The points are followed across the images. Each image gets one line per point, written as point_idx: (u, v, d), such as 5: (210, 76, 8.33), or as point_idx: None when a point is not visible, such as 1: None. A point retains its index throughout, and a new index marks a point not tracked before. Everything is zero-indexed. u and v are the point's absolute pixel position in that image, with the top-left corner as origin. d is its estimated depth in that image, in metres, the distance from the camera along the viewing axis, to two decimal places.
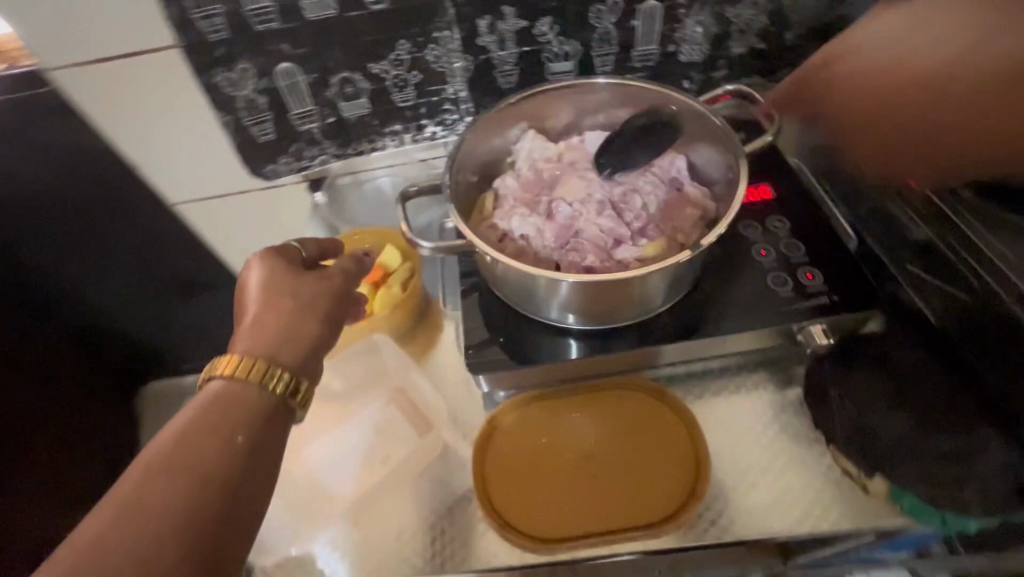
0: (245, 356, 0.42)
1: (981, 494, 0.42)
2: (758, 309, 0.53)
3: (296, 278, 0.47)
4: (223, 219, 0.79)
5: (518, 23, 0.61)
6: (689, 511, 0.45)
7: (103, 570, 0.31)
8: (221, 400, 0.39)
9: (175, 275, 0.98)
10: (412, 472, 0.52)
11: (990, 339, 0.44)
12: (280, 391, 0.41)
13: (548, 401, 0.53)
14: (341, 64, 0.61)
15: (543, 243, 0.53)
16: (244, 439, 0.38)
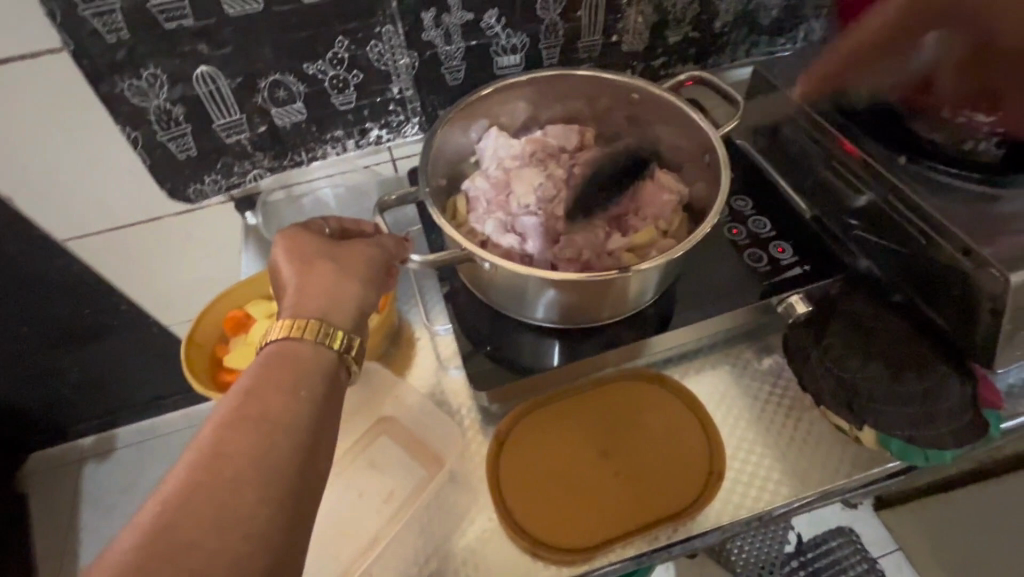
0: (297, 317, 0.40)
1: (954, 427, 0.47)
2: (734, 286, 0.55)
3: (331, 244, 0.44)
4: (130, 250, 0.69)
5: (464, 16, 0.58)
6: (713, 488, 0.46)
7: (190, 517, 0.29)
8: (280, 356, 0.37)
9: (64, 324, 0.82)
10: (416, 504, 0.47)
11: (932, 288, 0.50)
12: (338, 348, 0.39)
13: (554, 404, 0.51)
14: (270, 64, 0.55)
15: (529, 244, 0.51)
16: (308, 393, 0.36)
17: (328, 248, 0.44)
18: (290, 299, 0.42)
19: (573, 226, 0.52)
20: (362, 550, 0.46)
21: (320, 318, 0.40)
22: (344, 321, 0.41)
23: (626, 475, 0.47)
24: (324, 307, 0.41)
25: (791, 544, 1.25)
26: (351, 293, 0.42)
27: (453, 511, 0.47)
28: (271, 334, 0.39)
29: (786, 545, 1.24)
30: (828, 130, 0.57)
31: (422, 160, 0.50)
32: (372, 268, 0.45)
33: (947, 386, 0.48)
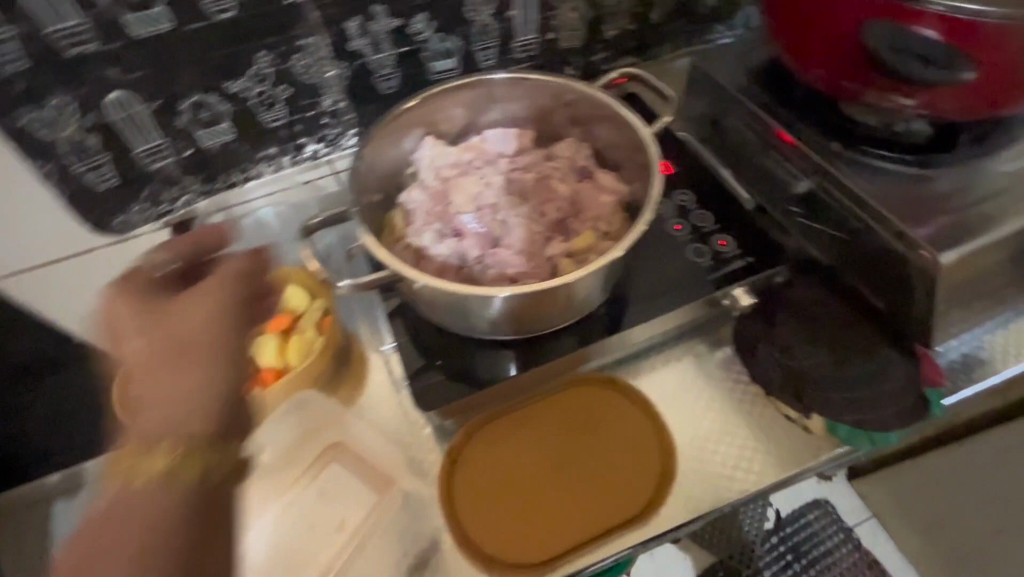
0: (134, 441, 0.40)
1: (899, 413, 0.48)
2: (686, 283, 0.54)
3: (153, 335, 0.43)
4: None
5: (391, 23, 0.58)
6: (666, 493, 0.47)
7: None
8: (121, 490, 0.38)
9: None
10: (371, 530, 0.47)
11: (872, 271, 0.51)
12: (171, 468, 0.39)
13: (509, 413, 0.51)
14: (188, 86, 0.54)
15: (469, 257, 0.51)
16: (143, 536, 0.37)
17: (160, 317, 0.44)
18: (139, 405, 0.42)
19: (514, 234, 0.52)
20: None
21: (152, 435, 0.40)
22: (173, 426, 0.41)
23: (572, 492, 0.47)
24: (156, 416, 0.41)
25: (772, 522, 1.26)
26: (198, 384, 0.42)
27: (412, 528, 0.46)
28: (114, 459, 0.40)
29: (766, 522, 1.26)
30: (764, 120, 0.58)
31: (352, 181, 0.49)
32: (219, 337, 0.44)
33: (890, 369, 0.50)
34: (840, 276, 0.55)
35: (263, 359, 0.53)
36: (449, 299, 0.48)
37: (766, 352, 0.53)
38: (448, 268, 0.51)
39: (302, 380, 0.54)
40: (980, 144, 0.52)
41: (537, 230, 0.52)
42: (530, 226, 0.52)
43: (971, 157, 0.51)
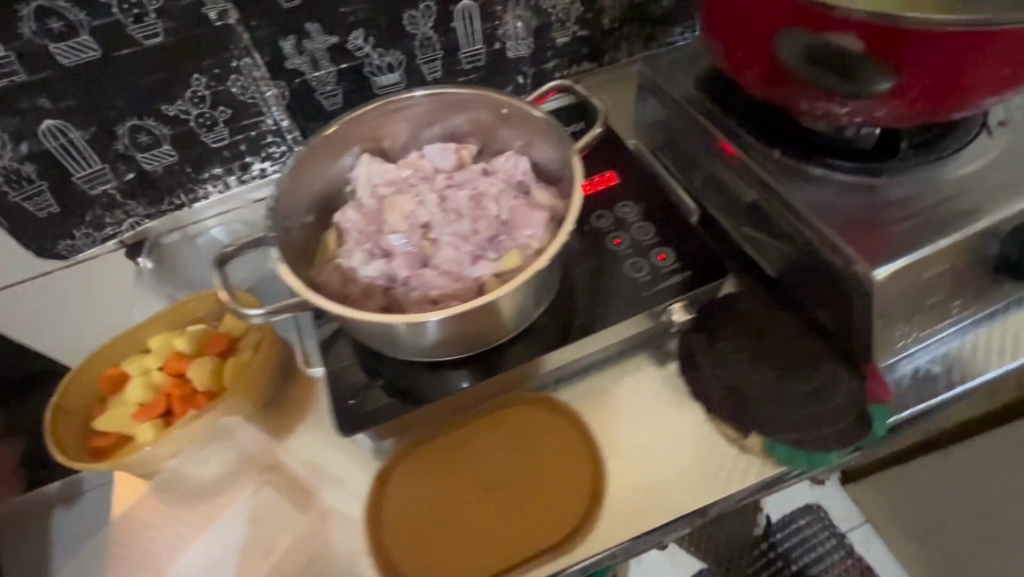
0: None
1: (853, 423, 0.66)
2: (626, 292, 0.72)
3: None
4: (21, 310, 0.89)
5: (326, 40, 0.85)
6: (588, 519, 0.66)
7: None
8: None
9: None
10: (296, 553, 0.70)
11: (810, 278, 0.69)
12: None
13: (470, 425, 0.73)
14: (122, 112, 0.81)
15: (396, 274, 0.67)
16: None
17: None
18: None
19: (486, 247, 0.67)
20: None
21: None
22: None
23: (513, 518, 0.66)
24: None
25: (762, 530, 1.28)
26: None
27: (350, 564, 0.67)
28: None
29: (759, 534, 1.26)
30: (712, 136, 0.76)
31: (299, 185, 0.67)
32: None
33: (845, 384, 0.68)
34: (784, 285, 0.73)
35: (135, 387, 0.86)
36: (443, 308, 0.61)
37: (711, 370, 0.72)
38: (436, 275, 0.66)
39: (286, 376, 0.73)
40: (917, 152, 0.69)
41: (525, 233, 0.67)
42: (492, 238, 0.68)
43: (918, 164, 0.68)
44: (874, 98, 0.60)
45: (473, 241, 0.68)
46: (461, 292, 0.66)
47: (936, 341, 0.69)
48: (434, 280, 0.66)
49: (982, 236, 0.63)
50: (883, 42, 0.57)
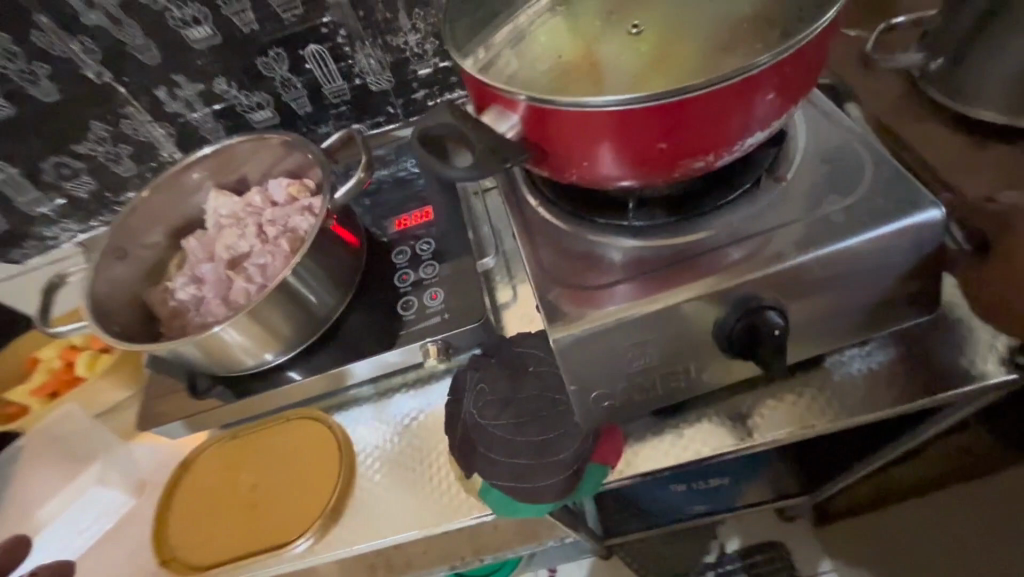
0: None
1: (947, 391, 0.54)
2: (807, 199, 0.52)
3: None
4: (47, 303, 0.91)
5: (404, 44, 0.77)
6: (595, 452, 0.56)
7: None
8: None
9: None
10: (320, 495, 0.62)
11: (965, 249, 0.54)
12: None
13: (518, 369, 0.62)
14: (118, 57, 0.71)
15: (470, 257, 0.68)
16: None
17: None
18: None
19: (598, 219, 0.56)
20: (167, 523, 0.64)
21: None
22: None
23: (448, 477, 0.61)
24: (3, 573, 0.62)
25: (711, 556, 1.32)
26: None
27: (373, 524, 0.60)
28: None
29: (705, 556, 1.32)
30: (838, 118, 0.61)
31: (368, 158, 0.63)
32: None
33: (921, 361, 0.56)
34: None
35: (81, 370, 0.74)
36: (554, 267, 0.55)
37: (839, 357, 0.58)
38: (554, 248, 0.57)
39: (315, 363, 0.66)
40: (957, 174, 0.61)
41: (634, 220, 0.55)
42: (606, 203, 0.57)
43: (946, 176, 0.60)
44: (980, 129, 0.62)
45: (580, 212, 0.57)
46: (595, 273, 0.53)
47: (690, 404, 0.58)
48: (549, 252, 0.57)
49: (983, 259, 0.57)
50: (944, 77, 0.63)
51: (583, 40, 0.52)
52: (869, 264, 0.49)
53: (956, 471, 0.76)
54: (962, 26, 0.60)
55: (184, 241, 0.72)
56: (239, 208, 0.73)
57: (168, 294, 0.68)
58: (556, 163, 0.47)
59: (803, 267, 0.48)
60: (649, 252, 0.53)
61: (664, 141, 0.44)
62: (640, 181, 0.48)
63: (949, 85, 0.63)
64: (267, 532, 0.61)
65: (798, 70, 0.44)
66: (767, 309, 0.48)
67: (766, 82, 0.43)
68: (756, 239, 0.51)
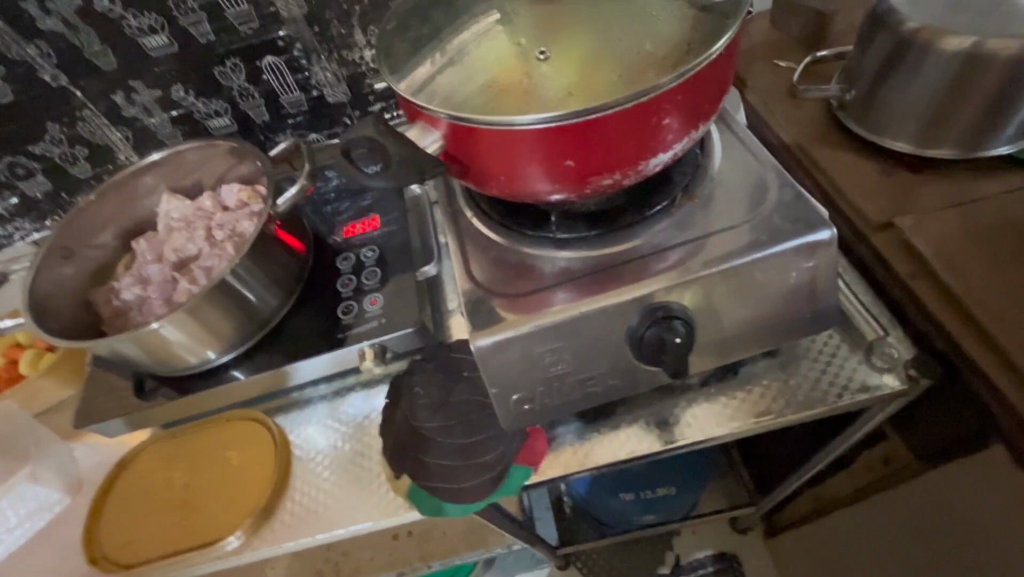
0: None
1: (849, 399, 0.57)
2: (715, 220, 0.56)
3: None
4: None
5: (358, 59, 0.80)
6: (516, 453, 0.58)
7: None
8: None
9: None
10: (256, 493, 0.63)
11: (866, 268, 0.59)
12: None
13: (452, 372, 0.65)
14: (72, 62, 0.73)
15: (410, 265, 0.70)
16: None
17: None
18: None
19: (527, 231, 0.59)
20: (95, 524, 0.64)
21: None
22: None
23: (378, 479, 0.62)
24: None
25: (666, 566, 1.33)
26: None
27: (304, 521, 0.61)
28: None
29: (660, 566, 1.33)
30: None
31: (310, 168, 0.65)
32: None
33: (826, 370, 0.59)
34: (874, 273, 0.63)
35: (24, 368, 0.74)
36: (485, 273, 0.58)
37: (752, 365, 0.61)
38: (484, 258, 0.60)
39: (255, 364, 0.68)
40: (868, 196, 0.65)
41: (559, 232, 0.58)
42: (537, 216, 0.61)
43: (853, 200, 0.65)
44: (889, 159, 0.67)
45: (512, 224, 0.60)
46: (522, 280, 0.56)
47: (613, 409, 0.61)
48: (480, 261, 0.59)
49: (885, 277, 0.62)
50: (859, 108, 0.68)
51: (512, 65, 0.54)
52: (772, 278, 0.53)
53: (879, 480, 0.78)
54: (872, 61, 0.65)
55: (134, 243, 0.74)
56: (190, 212, 0.74)
57: (113, 294, 0.69)
58: (479, 175, 0.51)
59: (710, 280, 0.52)
60: (573, 261, 0.57)
61: (575, 159, 0.48)
62: (562, 195, 0.52)
63: (862, 117, 0.68)
64: (200, 529, 0.62)
65: (694, 95, 0.49)
66: (673, 318, 0.51)
67: (663, 106, 0.47)
68: (670, 253, 0.54)
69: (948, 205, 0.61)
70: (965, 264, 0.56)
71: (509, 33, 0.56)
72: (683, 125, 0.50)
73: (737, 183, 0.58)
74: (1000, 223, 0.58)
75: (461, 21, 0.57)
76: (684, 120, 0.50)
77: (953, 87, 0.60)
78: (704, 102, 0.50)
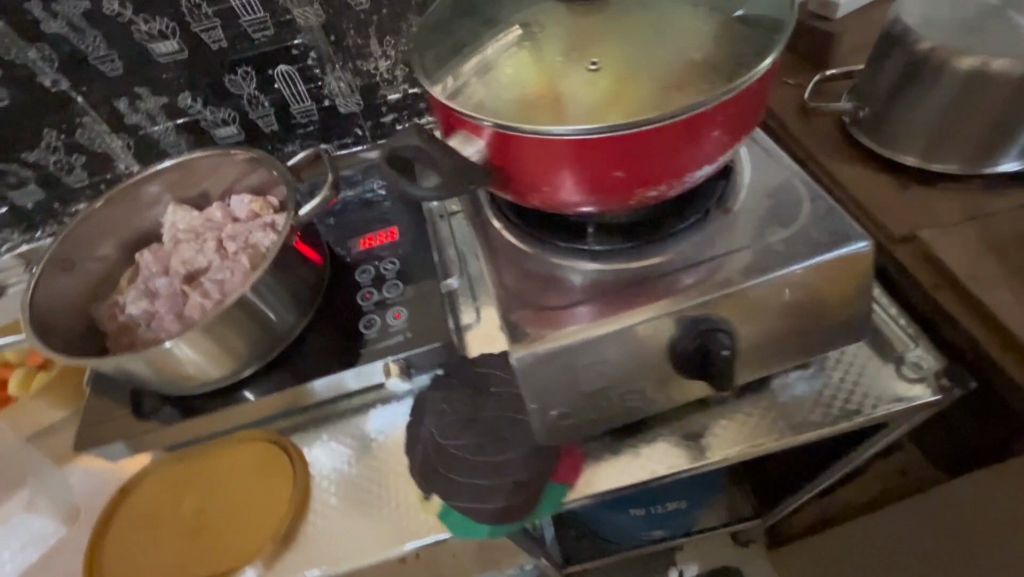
0: None
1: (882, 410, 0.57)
2: (750, 233, 0.56)
3: None
4: None
5: (373, 70, 0.79)
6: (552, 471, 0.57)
7: None
8: None
9: None
10: (274, 518, 0.60)
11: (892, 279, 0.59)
12: None
13: (480, 388, 0.63)
14: (76, 66, 0.70)
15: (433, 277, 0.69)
16: None
17: None
18: None
19: (559, 243, 0.59)
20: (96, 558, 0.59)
21: None
22: None
23: (405, 502, 0.59)
24: None
25: None
26: None
27: (327, 548, 0.58)
28: None
29: None
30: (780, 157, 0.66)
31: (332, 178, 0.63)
32: None
33: (856, 381, 0.59)
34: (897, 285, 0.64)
35: (14, 389, 0.70)
36: (518, 286, 0.57)
37: (784, 379, 0.61)
38: (516, 269, 0.59)
39: (271, 382, 0.65)
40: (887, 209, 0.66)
41: (593, 244, 0.58)
42: (568, 228, 0.60)
43: (873, 213, 0.66)
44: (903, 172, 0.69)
45: (544, 236, 0.60)
46: (556, 294, 0.55)
47: (648, 425, 0.60)
48: (509, 273, 0.58)
49: (908, 288, 0.63)
50: (871, 124, 0.70)
51: (542, 76, 0.51)
52: (809, 291, 0.53)
53: (893, 490, 0.79)
54: (886, 79, 0.67)
55: (138, 254, 0.70)
56: (198, 223, 0.71)
57: (117, 309, 0.66)
58: (519, 184, 0.51)
59: (751, 293, 0.51)
60: (609, 274, 0.56)
61: (616, 170, 0.49)
62: (599, 206, 0.52)
63: (876, 133, 0.70)
64: (215, 558, 0.58)
65: (734, 110, 0.50)
66: (716, 331, 0.50)
67: (705, 120, 0.48)
68: (708, 264, 0.54)
69: (964, 217, 0.63)
70: (988, 275, 0.58)
71: (547, 36, 0.54)
72: (721, 140, 0.51)
73: (771, 195, 0.59)
74: (1016, 235, 0.60)
75: (494, 31, 0.57)
76: (723, 135, 0.50)
77: (966, 104, 0.62)
78: (743, 118, 0.51)
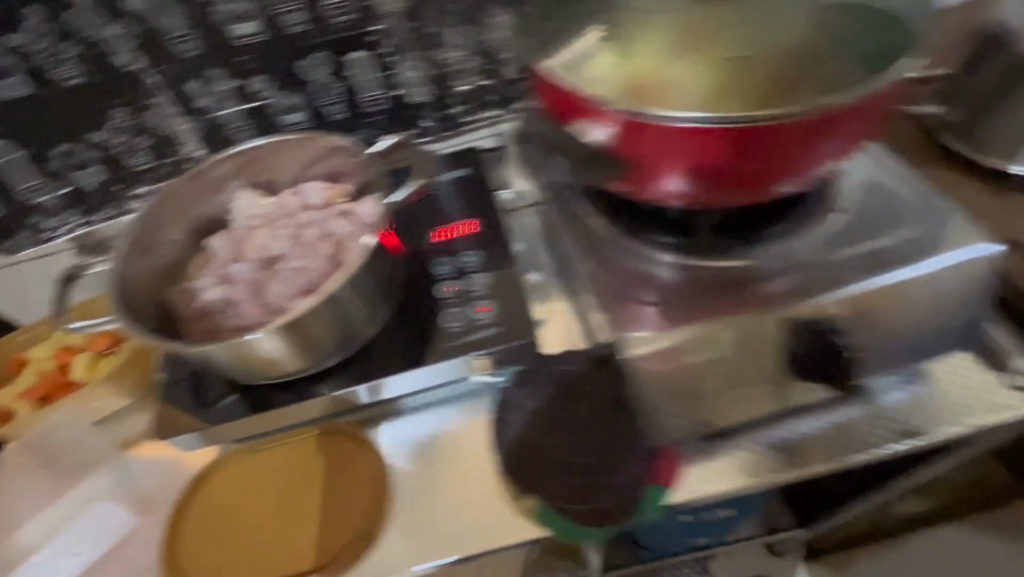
0: None
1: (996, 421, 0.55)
2: (845, 239, 0.58)
3: None
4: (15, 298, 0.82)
5: (446, 59, 0.77)
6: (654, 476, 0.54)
7: None
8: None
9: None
10: (359, 513, 0.58)
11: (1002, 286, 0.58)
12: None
13: (569, 387, 0.61)
14: (154, 45, 0.69)
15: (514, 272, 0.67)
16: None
17: None
18: None
19: (654, 237, 0.61)
20: (173, 550, 0.57)
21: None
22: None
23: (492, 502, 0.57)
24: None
25: None
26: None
27: (414, 547, 0.55)
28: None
29: None
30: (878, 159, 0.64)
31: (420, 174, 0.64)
32: None
33: (966, 390, 0.57)
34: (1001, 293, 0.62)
35: (79, 373, 0.70)
36: (614, 280, 0.59)
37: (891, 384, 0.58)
38: (611, 262, 0.61)
39: (349, 376, 0.63)
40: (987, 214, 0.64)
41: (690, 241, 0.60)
42: (663, 222, 0.62)
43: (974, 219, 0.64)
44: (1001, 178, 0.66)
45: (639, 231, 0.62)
46: (652, 287, 0.58)
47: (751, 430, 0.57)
48: (606, 268, 0.60)
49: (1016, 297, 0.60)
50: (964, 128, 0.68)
51: (651, 66, 0.51)
52: (906, 297, 0.54)
53: None
54: (984, 82, 0.66)
55: (209, 239, 0.68)
56: (272, 210, 0.69)
57: (191, 294, 0.64)
58: (630, 173, 0.51)
59: (847, 297, 0.53)
60: (704, 270, 0.58)
61: (733, 165, 0.48)
62: (707, 202, 0.52)
63: (970, 137, 0.68)
64: (295, 555, 0.56)
65: (862, 111, 0.48)
66: (824, 332, 0.53)
67: (832, 120, 0.47)
68: (804, 267, 0.56)
69: None
70: None
71: (662, 29, 0.53)
72: (843, 141, 0.49)
73: (868, 205, 0.60)
74: None
75: (598, 20, 0.56)
76: (845, 136, 0.49)
77: None
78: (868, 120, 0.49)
